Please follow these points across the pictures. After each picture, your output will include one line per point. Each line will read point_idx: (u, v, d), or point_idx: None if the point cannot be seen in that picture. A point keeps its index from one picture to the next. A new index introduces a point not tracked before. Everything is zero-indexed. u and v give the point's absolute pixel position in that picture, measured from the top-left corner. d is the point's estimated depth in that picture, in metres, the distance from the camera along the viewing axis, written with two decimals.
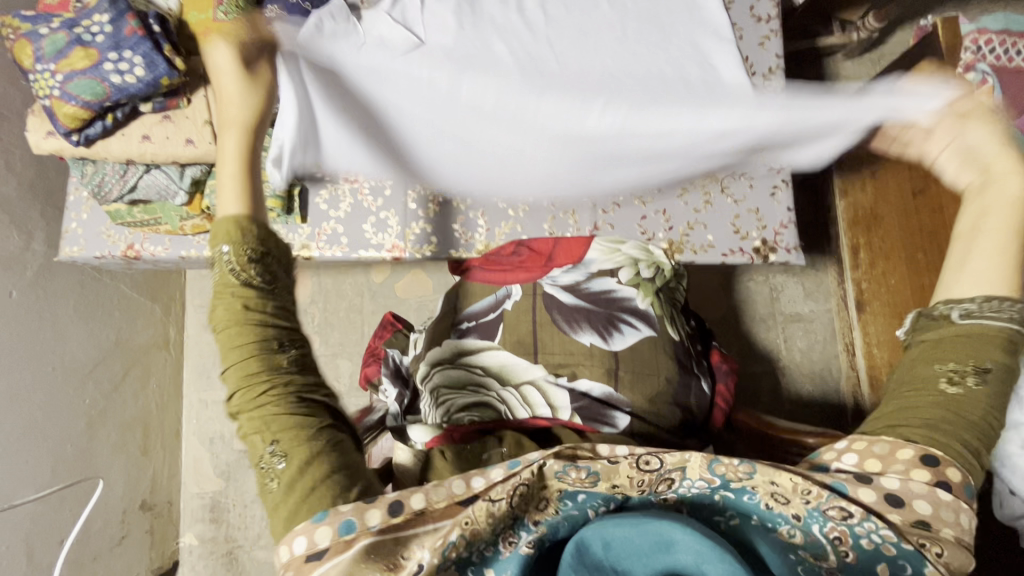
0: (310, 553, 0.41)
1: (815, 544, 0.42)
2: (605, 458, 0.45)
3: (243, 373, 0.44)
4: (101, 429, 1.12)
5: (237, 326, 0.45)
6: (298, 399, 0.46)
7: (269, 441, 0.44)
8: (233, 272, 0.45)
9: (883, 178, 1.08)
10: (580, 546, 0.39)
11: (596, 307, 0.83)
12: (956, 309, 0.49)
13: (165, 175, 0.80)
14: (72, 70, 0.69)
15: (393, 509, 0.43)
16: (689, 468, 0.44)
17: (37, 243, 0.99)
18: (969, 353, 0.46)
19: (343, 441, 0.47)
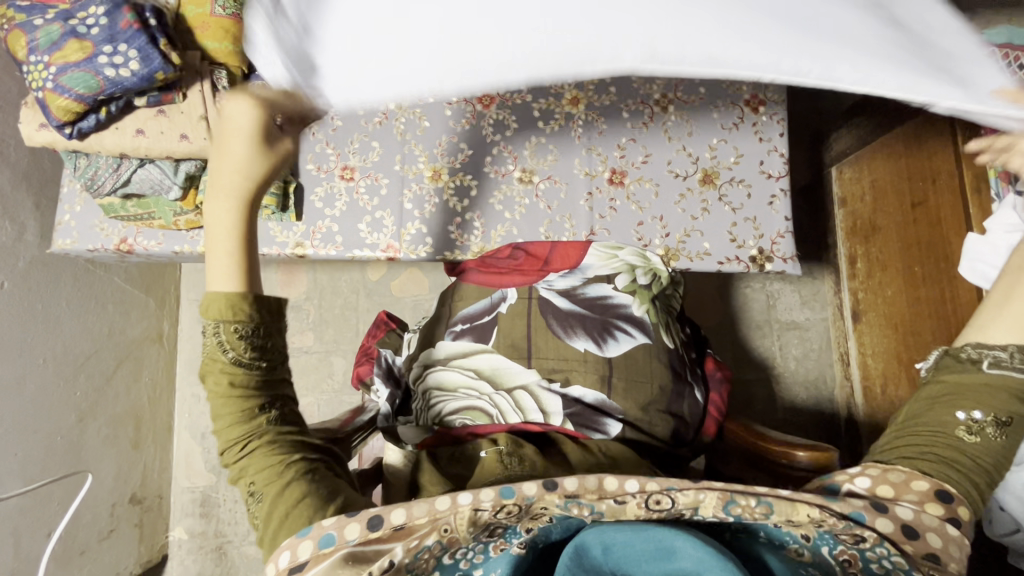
0: (292, 566, 0.44)
1: (825, 563, 0.41)
2: (612, 499, 0.45)
3: (225, 430, 0.49)
4: (92, 421, 1.12)
5: (218, 390, 0.50)
6: (274, 445, 0.50)
7: (252, 483, 0.49)
8: (223, 348, 0.49)
9: (882, 188, 1.08)
10: (580, 550, 0.40)
11: (591, 313, 0.82)
12: (987, 356, 0.51)
13: (159, 170, 0.80)
14: (66, 62, 0.67)
15: (372, 523, 0.44)
16: (704, 509, 0.43)
17: (30, 234, 0.98)
18: (989, 404, 0.50)
19: (319, 471, 0.51)
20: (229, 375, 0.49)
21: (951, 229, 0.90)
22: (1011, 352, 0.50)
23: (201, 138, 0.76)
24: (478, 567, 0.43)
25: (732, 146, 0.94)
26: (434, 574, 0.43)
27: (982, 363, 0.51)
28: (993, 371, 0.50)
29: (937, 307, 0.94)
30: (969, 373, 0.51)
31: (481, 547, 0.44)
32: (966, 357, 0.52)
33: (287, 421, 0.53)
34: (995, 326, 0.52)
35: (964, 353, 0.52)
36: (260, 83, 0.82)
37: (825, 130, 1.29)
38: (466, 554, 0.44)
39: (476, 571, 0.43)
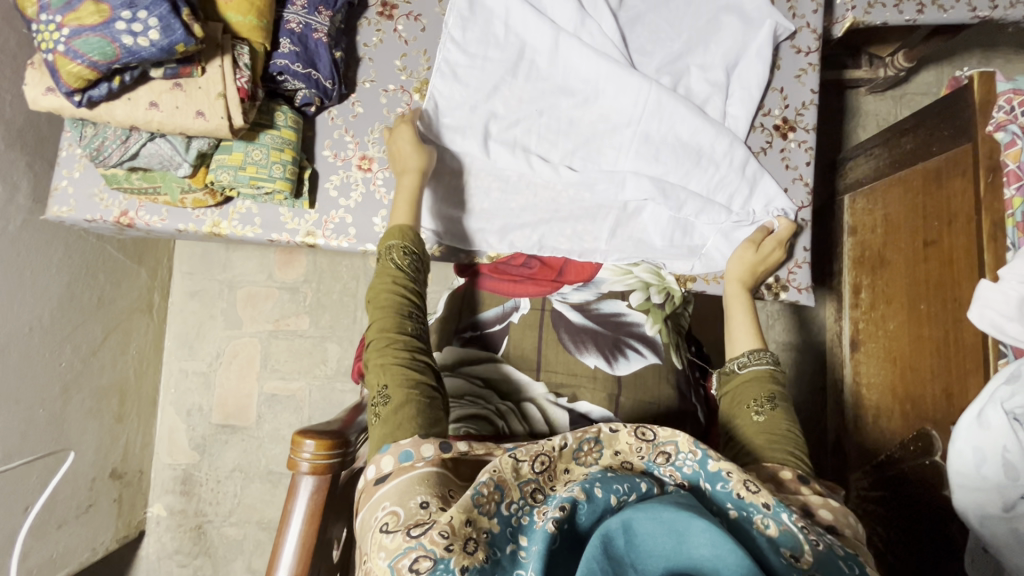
0: (377, 478, 0.51)
1: (787, 533, 0.43)
2: (606, 428, 0.51)
3: (378, 331, 0.64)
4: (76, 394, 1.08)
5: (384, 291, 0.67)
6: (413, 358, 0.62)
7: (385, 383, 0.59)
8: (397, 262, 0.69)
9: (895, 221, 1.08)
10: (605, 540, 0.37)
11: (603, 330, 0.81)
12: (736, 363, 0.75)
13: (169, 146, 0.76)
14: (79, 26, 0.63)
15: (444, 447, 0.53)
16: (678, 443, 0.49)
17: (22, 195, 0.93)
18: (746, 386, 0.71)
19: (435, 402, 0.60)
20: (390, 287, 0.67)
21: (963, 274, 0.91)
22: (748, 356, 0.74)
23: (218, 117, 0.73)
24: (525, 530, 0.44)
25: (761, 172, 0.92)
26: (494, 519, 0.44)
27: (736, 368, 0.75)
28: (745, 368, 0.73)
29: (939, 348, 0.95)
30: (734, 375, 0.74)
31: (527, 508, 0.45)
32: (727, 368, 0.76)
33: (421, 346, 0.64)
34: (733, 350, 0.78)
35: (726, 368, 0.76)
36: (285, 65, 0.78)
37: (840, 158, 1.29)
38: (516, 510, 0.45)
39: (523, 536, 0.43)
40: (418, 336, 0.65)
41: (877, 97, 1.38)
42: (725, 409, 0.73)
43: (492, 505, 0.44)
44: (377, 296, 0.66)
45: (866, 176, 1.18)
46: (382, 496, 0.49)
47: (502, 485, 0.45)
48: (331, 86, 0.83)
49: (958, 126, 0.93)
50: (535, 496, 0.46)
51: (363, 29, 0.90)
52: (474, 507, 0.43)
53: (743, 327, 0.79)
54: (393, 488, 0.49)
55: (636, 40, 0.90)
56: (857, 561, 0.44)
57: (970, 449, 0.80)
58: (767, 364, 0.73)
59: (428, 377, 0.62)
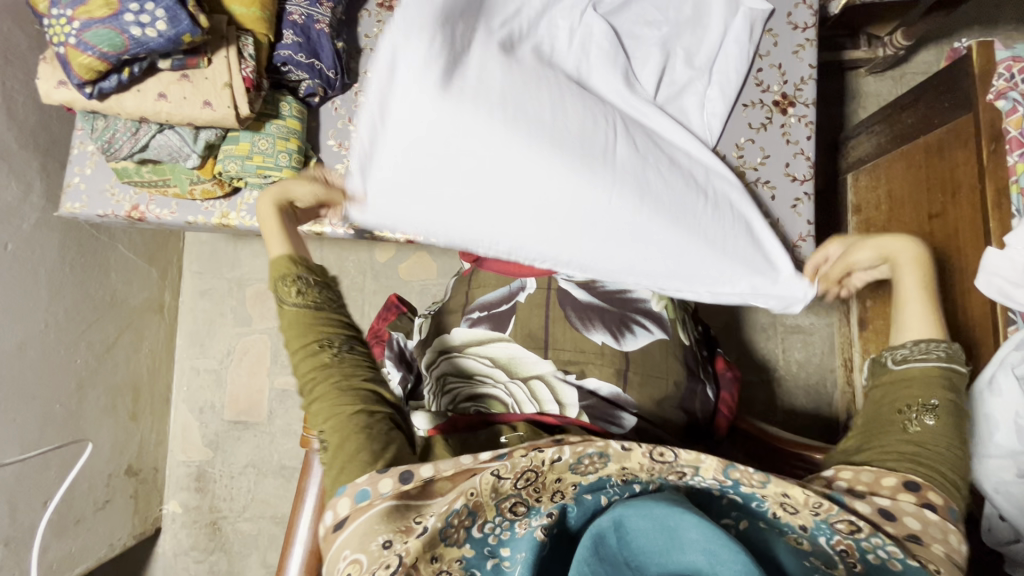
0: (335, 523, 0.50)
1: (823, 553, 0.43)
2: (617, 444, 0.49)
3: (305, 375, 0.60)
4: (91, 391, 1.10)
5: (296, 334, 0.61)
6: (346, 388, 0.59)
7: (324, 424, 0.57)
8: (296, 295, 0.62)
9: (899, 195, 1.08)
10: (597, 540, 0.41)
11: (610, 307, 0.81)
12: (892, 354, 0.60)
13: (178, 137, 0.78)
14: (90, 19, 0.65)
15: (404, 478, 0.50)
16: (700, 468, 0.47)
17: (36, 195, 0.95)
18: (899, 382, 0.58)
19: (382, 426, 0.57)
20: (299, 323, 0.61)
21: (967, 244, 0.91)
22: (911, 347, 0.59)
23: (225, 106, 0.74)
24: (505, 544, 0.44)
25: (760, 146, 0.93)
26: (466, 546, 0.45)
27: (893, 358, 0.60)
28: (903, 364, 0.59)
29: (948, 319, 0.94)
30: (887, 368, 0.60)
31: (506, 523, 0.46)
32: (881, 361, 0.61)
33: (352, 372, 0.61)
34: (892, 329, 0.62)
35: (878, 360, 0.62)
36: (287, 55, 0.80)
37: (842, 138, 1.29)
38: (492, 529, 0.46)
39: (503, 549, 0.44)
40: (347, 364, 0.61)
41: (878, 78, 1.38)
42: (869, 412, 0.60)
43: (462, 532, 0.45)
44: (289, 340, 0.62)
45: (869, 154, 1.18)
46: (343, 544, 0.48)
47: (476, 509, 0.46)
48: (334, 75, 0.84)
49: (960, 97, 0.92)
50: (516, 510, 0.47)
51: (364, 20, 0.92)
52: (441, 540, 0.44)
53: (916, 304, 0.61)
54: (354, 533, 0.48)
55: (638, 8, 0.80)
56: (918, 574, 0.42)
57: (982, 417, 0.80)
58: (939, 359, 0.57)
59: (371, 407, 0.58)
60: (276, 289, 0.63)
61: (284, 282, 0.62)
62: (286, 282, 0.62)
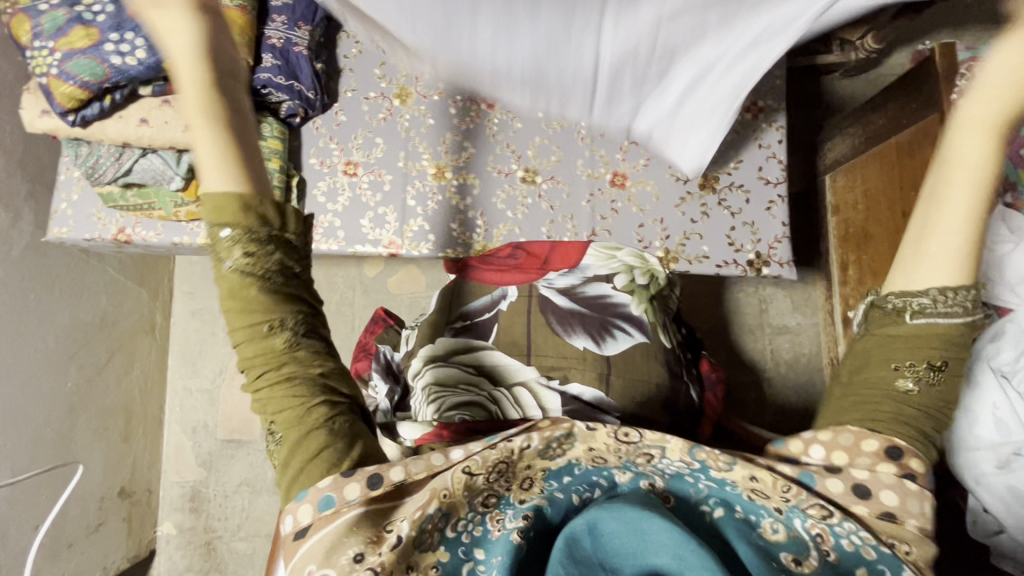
0: (296, 530, 0.46)
1: (797, 539, 0.44)
2: (583, 424, 0.48)
3: (247, 357, 0.50)
4: (82, 414, 1.10)
5: (232, 303, 0.49)
6: (299, 375, 0.50)
7: (271, 417, 0.50)
8: (228, 255, 0.47)
9: (876, 193, 1.10)
10: (571, 542, 0.41)
11: (591, 312, 0.83)
12: (911, 305, 0.52)
13: (161, 160, 0.80)
14: (71, 48, 0.68)
15: (372, 481, 0.47)
16: (668, 448, 0.47)
17: (24, 222, 0.97)
18: (911, 347, 0.52)
19: (339, 421, 0.50)
20: (233, 288, 0.48)
21: None
22: (933, 297, 0.51)
23: None
24: (480, 544, 0.44)
25: (732, 150, 0.97)
26: (440, 550, 0.44)
27: (910, 311, 0.52)
28: (917, 319, 0.51)
29: None
30: (898, 321, 0.52)
31: (478, 518, 0.46)
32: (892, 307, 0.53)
33: (304, 353, 0.51)
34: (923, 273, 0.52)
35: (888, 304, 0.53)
36: (269, 77, 0.83)
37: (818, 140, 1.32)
38: (465, 527, 0.46)
39: (478, 550, 0.44)
40: (296, 347, 0.50)
41: (852, 80, 1.41)
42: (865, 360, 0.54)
43: (435, 537, 0.44)
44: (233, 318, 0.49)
45: (844, 155, 1.20)
46: (307, 555, 0.45)
47: (449, 509, 0.45)
48: (314, 96, 0.87)
49: (925, 97, 0.95)
50: (487, 502, 0.47)
51: (342, 42, 0.97)
52: (416, 549, 0.43)
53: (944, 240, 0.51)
54: (319, 543, 0.45)
55: None
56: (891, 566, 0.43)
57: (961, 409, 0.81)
58: (962, 314, 0.51)
59: (328, 394, 0.51)
60: (210, 233, 0.47)
61: (225, 232, 0.47)
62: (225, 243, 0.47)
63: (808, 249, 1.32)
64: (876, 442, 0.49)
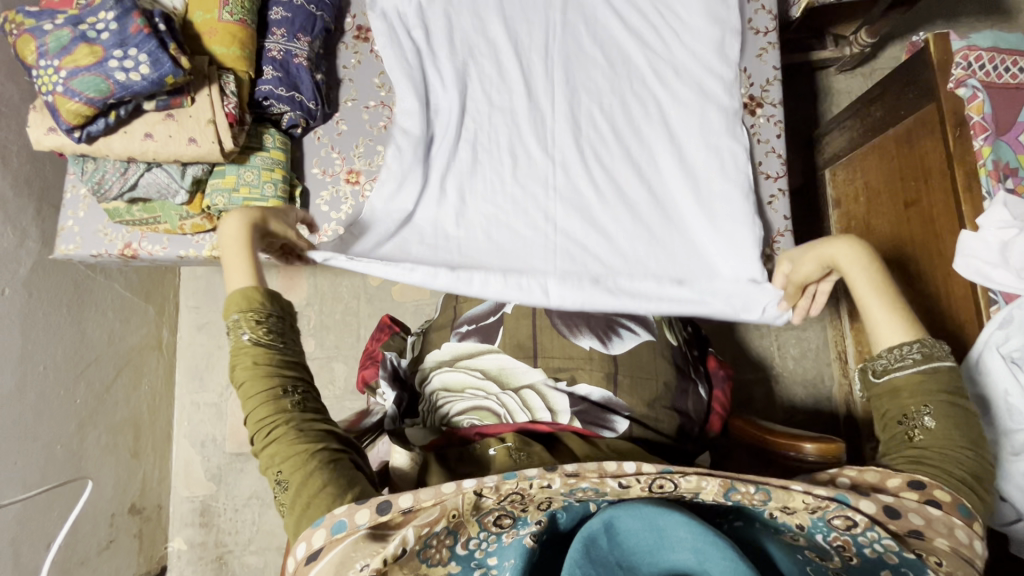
0: (308, 555, 0.48)
1: (816, 548, 0.47)
2: (614, 483, 0.48)
3: (257, 418, 0.55)
4: (92, 430, 1.10)
5: (246, 374, 0.56)
6: (306, 427, 0.56)
7: (279, 468, 0.53)
8: (245, 334, 0.57)
9: (875, 183, 1.11)
10: (589, 542, 0.41)
11: (596, 314, 0.84)
12: (872, 368, 0.59)
13: (165, 174, 0.81)
14: (76, 66, 0.69)
15: (381, 508, 0.48)
16: (705, 493, 0.47)
17: (31, 240, 0.98)
18: (904, 396, 0.56)
19: (341, 461, 0.55)
20: (252, 357, 0.56)
21: (945, 228, 0.92)
22: (887, 356, 0.58)
23: (209, 141, 0.78)
24: (495, 553, 0.46)
25: None
26: (450, 564, 0.46)
27: (874, 371, 0.58)
28: (884, 376, 0.57)
29: (934, 304, 0.94)
30: (874, 383, 0.58)
31: (491, 537, 0.48)
32: (863, 374, 0.60)
33: (309, 409, 0.57)
34: (875, 333, 0.59)
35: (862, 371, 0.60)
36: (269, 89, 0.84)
37: (816, 135, 1.32)
38: (478, 544, 0.48)
39: (491, 558, 0.46)
40: (300, 404, 0.57)
41: (847, 75, 1.41)
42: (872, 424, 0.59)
43: (444, 552, 0.47)
44: (242, 382, 0.56)
45: (843, 149, 1.21)
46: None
47: (457, 526, 0.47)
48: (314, 107, 0.87)
49: (922, 88, 0.95)
50: (500, 522, 0.48)
51: (342, 53, 0.98)
52: (423, 562, 0.46)
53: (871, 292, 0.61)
54: (329, 565, 0.46)
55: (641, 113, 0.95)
56: (915, 568, 0.44)
57: (974, 400, 0.80)
58: (916, 363, 0.56)
59: (329, 442, 0.56)
60: (229, 321, 0.58)
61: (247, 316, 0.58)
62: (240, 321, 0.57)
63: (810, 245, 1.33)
64: (899, 478, 0.51)
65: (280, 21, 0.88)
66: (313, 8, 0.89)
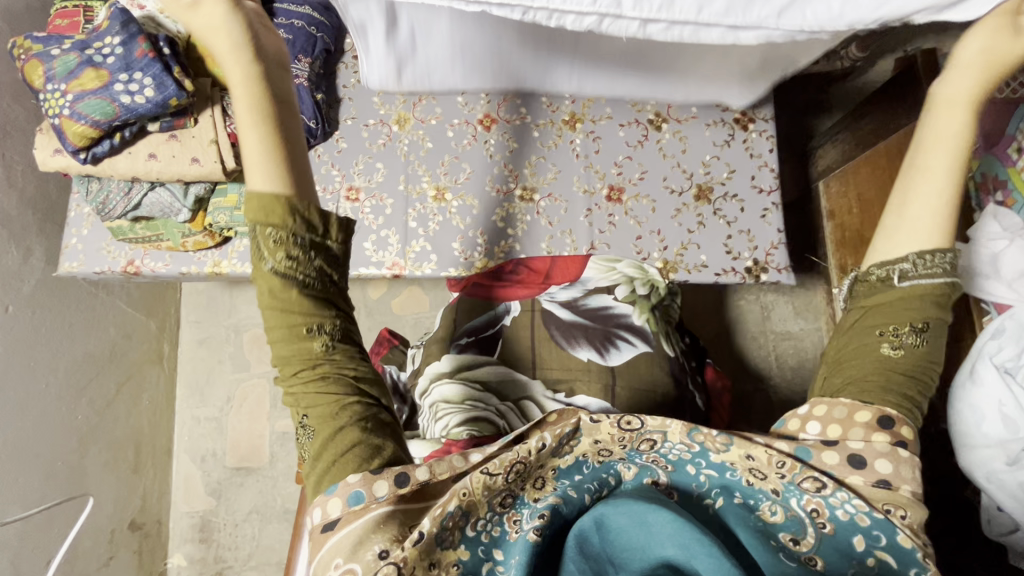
0: (324, 524, 0.47)
1: (794, 518, 0.46)
2: (587, 417, 0.49)
3: (284, 348, 0.52)
4: (93, 446, 1.11)
5: (276, 299, 0.51)
6: (337, 377, 0.52)
7: (306, 412, 0.52)
8: (273, 260, 0.50)
9: (869, 194, 1.13)
10: (581, 540, 0.42)
11: (593, 324, 0.84)
12: (894, 272, 0.56)
13: (169, 193, 0.83)
14: (82, 90, 0.71)
15: (400, 480, 0.48)
16: (669, 432, 0.48)
17: (35, 258, 0.99)
18: (908, 306, 0.55)
19: (371, 423, 0.52)
20: (279, 284, 0.50)
21: None
22: (916, 262, 0.55)
23: (212, 161, 0.79)
24: (499, 544, 0.44)
25: (725, 162, 1.00)
26: (461, 548, 0.44)
27: (892, 277, 0.56)
28: (905, 282, 0.55)
29: None
30: (886, 288, 0.56)
31: (496, 519, 0.46)
32: (877, 275, 0.57)
33: (343, 353, 0.53)
34: (911, 234, 0.56)
35: (873, 275, 0.57)
36: None
37: (809, 147, 1.34)
38: (484, 527, 0.45)
39: (497, 551, 0.44)
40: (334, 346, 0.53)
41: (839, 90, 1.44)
42: (844, 331, 0.58)
43: (455, 534, 0.44)
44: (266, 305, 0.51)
45: (834, 162, 1.22)
46: (332, 550, 0.45)
47: (469, 508, 0.45)
48: (315, 124, 0.94)
49: (911, 102, 0.97)
50: (504, 502, 0.47)
51: (342, 72, 1.02)
52: (437, 546, 0.43)
53: (931, 203, 0.56)
54: (347, 539, 0.45)
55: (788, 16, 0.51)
56: (885, 530, 0.45)
57: (967, 408, 0.81)
58: (944, 274, 0.55)
59: (360, 395, 0.52)
60: (255, 237, 0.50)
61: (271, 233, 0.50)
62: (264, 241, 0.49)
63: (806, 255, 1.34)
64: (868, 412, 0.51)
65: (282, 42, 0.92)
66: (314, 28, 0.95)
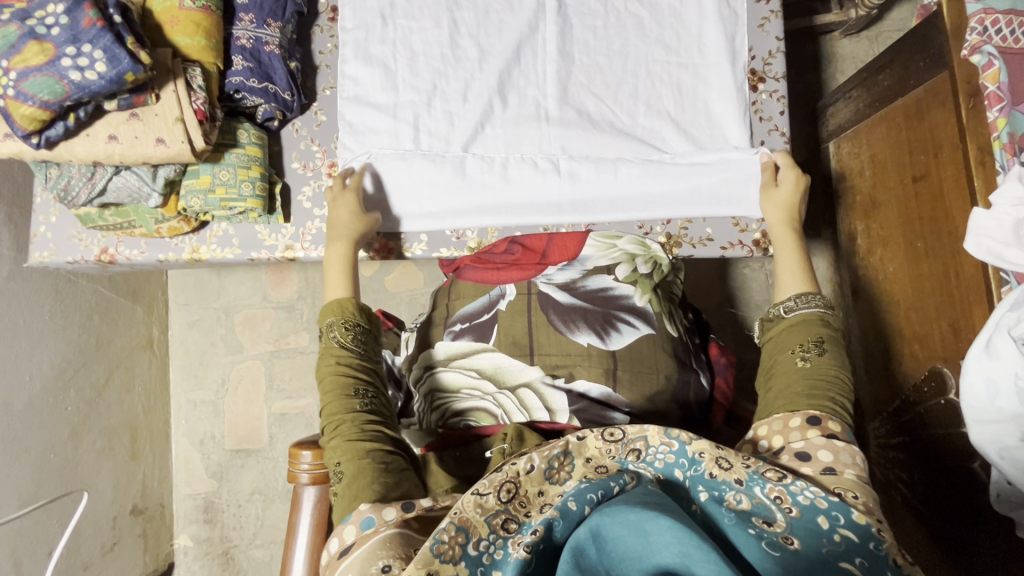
0: (339, 550, 0.51)
1: (761, 505, 0.49)
2: (573, 437, 0.54)
3: (329, 411, 0.63)
4: (86, 435, 1.09)
5: (331, 373, 0.65)
6: (368, 430, 0.62)
7: (339, 460, 0.59)
8: (336, 338, 0.67)
9: (881, 158, 1.07)
10: (577, 553, 0.40)
11: (593, 307, 0.79)
12: (782, 307, 0.68)
13: (135, 177, 0.77)
14: (26, 67, 0.64)
15: (406, 507, 0.53)
16: (649, 437, 0.53)
17: (4, 246, 0.94)
18: (803, 330, 0.65)
19: (394, 465, 0.59)
20: (338, 355, 0.66)
21: (955, 203, 0.88)
22: (796, 298, 0.68)
23: (177, 142, 0.74)
24: (497, 564, 0.45)
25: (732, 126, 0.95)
26: (461, 564, 0.44)
27: (783, 309, 0.68)
28: (791, 313, 0.67)
29: (942, 285, 0.92)
30: (778, 320, 0.68)
31: (500, 542, 0.47)
32: (771, 315, 0.69)
33: (375, 415, 0.64)
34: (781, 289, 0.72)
35: (773, 311, 0.70)
36: (243, 81, 0.80)
37: (820, 105, 1.28)
38: (487, 548, 0.46)
39: (496, 571, 0.44)
40: (370, 407, 0.64)
41: (853, 39, 1.35)
42: (767, 358, 0.67)
43: (457, 550, 0.45)
44: (323, 379, 0.65)
45: (848, 120, 1.17)
46: (344, 568, 0.48)
47: (466, 526, 0.47)
48: (289, 97, 0.84)
49: (933, 55, 0.90)
50: (507, 526, 0.48)
51: (317, 37, 0.97)
52: (435, 558, 0.44)
53: (791, 255, 0.74)
54: (355, 558, 0.48)
55: (638, 173, 0.94)
56: (842, 511, 0.48)
57: (982, 382, 0.77)
58: (818, 304, 0.67)
59: (385, 444, 0.61)
60: (324, 325, 0.68)
61: (335, 324, 0.68)
62: (334, 325, 0.67)
63: None
64: (798, 417, 0.58)
65: (248, 5, 0.83)
66: None
